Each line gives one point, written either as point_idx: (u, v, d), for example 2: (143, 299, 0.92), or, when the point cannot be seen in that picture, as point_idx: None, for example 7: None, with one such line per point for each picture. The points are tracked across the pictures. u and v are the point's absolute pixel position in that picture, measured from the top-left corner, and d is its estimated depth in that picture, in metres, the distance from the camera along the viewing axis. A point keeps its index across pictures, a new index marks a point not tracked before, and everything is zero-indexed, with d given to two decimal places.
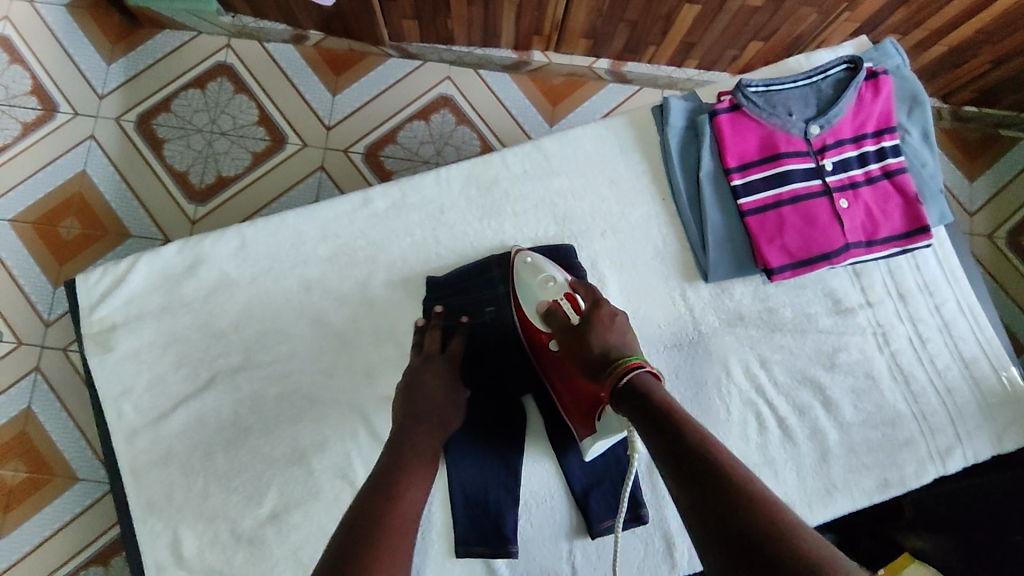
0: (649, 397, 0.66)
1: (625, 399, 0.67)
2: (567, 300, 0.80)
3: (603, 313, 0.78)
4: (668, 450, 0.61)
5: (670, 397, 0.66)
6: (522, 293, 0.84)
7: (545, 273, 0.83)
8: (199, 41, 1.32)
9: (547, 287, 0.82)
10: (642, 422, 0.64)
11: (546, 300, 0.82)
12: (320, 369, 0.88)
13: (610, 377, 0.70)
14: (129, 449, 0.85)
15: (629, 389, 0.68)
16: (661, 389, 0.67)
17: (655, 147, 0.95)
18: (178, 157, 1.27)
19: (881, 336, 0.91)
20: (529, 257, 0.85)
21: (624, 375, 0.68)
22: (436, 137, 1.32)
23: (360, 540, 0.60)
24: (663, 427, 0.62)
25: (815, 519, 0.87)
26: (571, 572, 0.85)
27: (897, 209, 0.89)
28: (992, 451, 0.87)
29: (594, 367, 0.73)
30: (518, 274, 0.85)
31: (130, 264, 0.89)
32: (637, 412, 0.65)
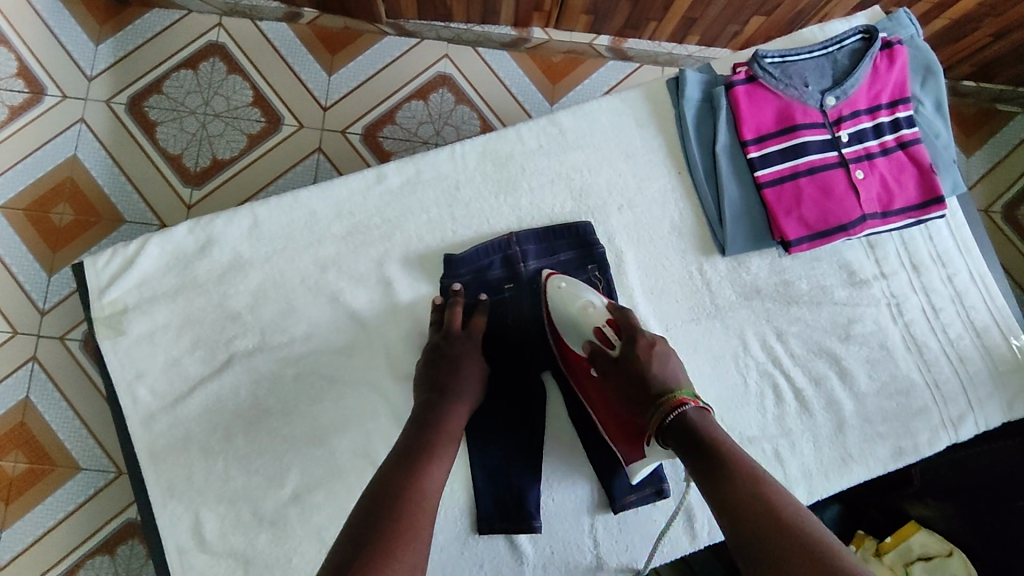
0: (697, 433, 0.69)
1: (673, 433, 0.71)
2: (608, 330, 0.80)
3: (643, 342, 0.78)
4: (714, 481, 0.65)
5: (718, 433, 0.69)
6: (559, 321, 0.83)
7: (582, 299, 0.82)
8: (190, 19, 1.28)
9: (587, 314, 0.81)
10: (690, 456, 0.68)
11: (586, 329, 0.81)
12: (339, 349, 0.87)
13: (657, 414, 0.73)
14: (146, 433, 0.84)
15: (676, 423, 0.71)
16: (709, 423, 0.70)
17: (671, 120, 0.95)
18: (171, 141, 1.24)
19: (895, 307, 0.92)
20: (563, 283, 0.84)
21: (671, 411, 0.72)
22: (435, 117, 1.30)
23: (382, 516, 0.60)
24: (712, 463, 0.66)
25: (831, 488, 0.88)
26: (593, 546, 0.85)
27: (912, 180, 0.89)
28: (1002, 418, 0.89)
29: (643, 397, 0.75)
30: (551, 301, 0.84)
31: (140, 246, 0.87)
32: (685, 447, 0.69)
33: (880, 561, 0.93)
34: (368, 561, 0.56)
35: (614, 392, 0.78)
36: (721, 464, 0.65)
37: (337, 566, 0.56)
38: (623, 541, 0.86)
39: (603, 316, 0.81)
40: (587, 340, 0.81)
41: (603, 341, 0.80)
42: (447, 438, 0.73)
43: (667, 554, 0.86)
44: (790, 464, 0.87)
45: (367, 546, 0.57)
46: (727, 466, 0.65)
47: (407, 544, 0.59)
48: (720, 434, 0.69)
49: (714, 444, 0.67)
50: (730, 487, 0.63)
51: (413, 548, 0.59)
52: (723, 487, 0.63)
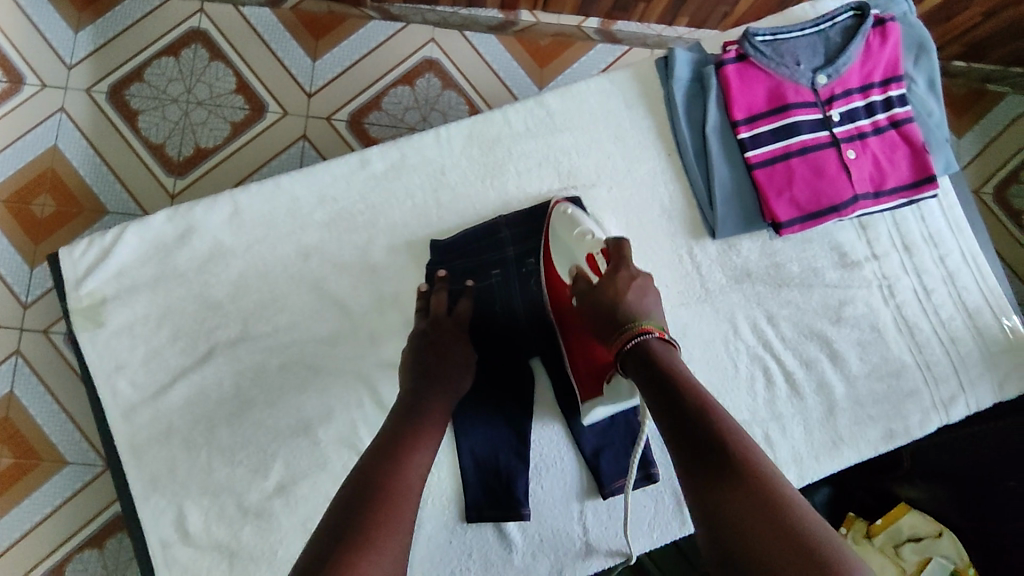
0: (657, 364, 0.64)
1: (632, 361, 0.66)
2: (598, 258, 0.79)
3: (627, 274, 0.75)
4: (669, 418, 0.60)
5: (679, 367, 0.64)
6: (555, 242, 0.83)
7: (581, 228, 0.82)
8: (171, 5, 1.25)
9: (583, 241, 0.81)
10: (647, 387, 0.63)
11: (580, 254, 0.81)
12: (324, 338, 0.85)
13: (620, 338, 0.68)
14: (128, 426, 0.83)
15: (636, 353, 0.66)
16: (672, 357, 0.66)
17: (660, 101, 0.93)
18: (153, 129, 1.21)
19: (887, 289, 0.91)
20: (568, 209, 0.84)
21: (632, 337, 0.67)
22: (421, 102, 1.27)
23: (363, 506, 0.59)
24: (668, 396, 0.61)
25: (821, 471, 0.87)
26: (582, 532, 0.85)
27: (904, 159, 0.88)
28: (993, 398, 0.89)
29: (603, 324, 0.71)
30: (553, 221, 0.85)
31: (117, 235, 0.85)
32: (642, 377, 0.64)
33: (870, 543, 0.93)
34: (346, 552, 0.54)
35: (586, 317, 0.74)
36: (678, 397, 0.61)
37: (313, 558, 0.54)
38: (614, 526, 0.85)
39: (600, 245, 0.80)
40: (577, 264, 0.80)
41: (591, 268, 0.79)
42: (432, 425, 0.71)
43: (657, 539, 0.86)
44: (780, 447, 0.87)
45: (345, 538, 0.56)
46: (684, 400, 0.60)
47: (389, 535, 0.57)
48: (681, 366, 0.64)
49: (672, 376, 0.62)
50: (685, 423, 0.59)
51: (394, 539, 0.57)
52: (680, 424, 0.59)
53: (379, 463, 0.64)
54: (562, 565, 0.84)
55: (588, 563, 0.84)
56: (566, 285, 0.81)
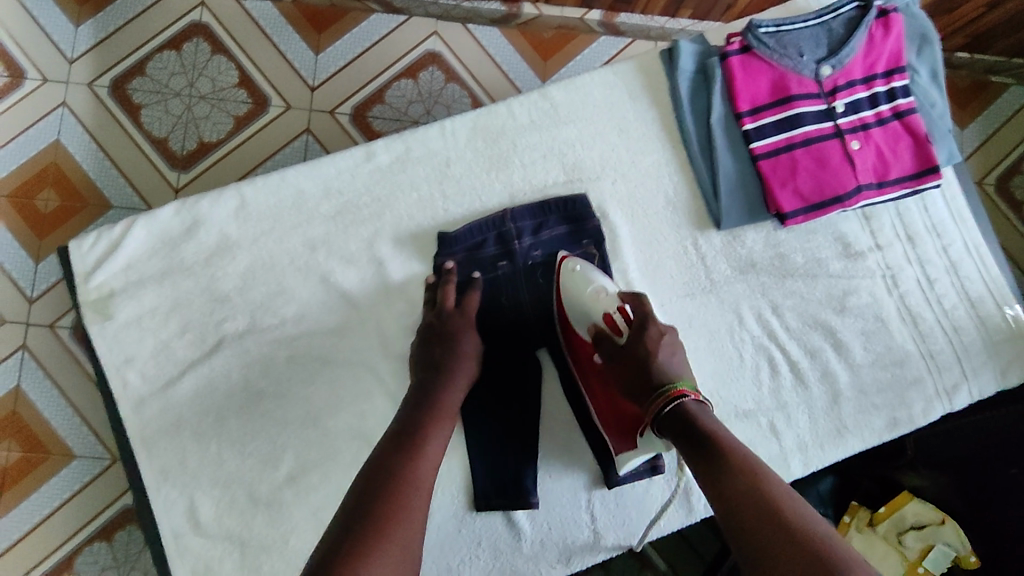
0: (693, 424, 0.69)
1: (668, 422, 0.71)
2: (618, 316, 0.80)
3: (654, 332, 0.78)
4: (708, 471, 0.65)
5: (714, 424, 0.69)
6: (568, 304, 0.82)
7: (594, 285, 0.81)
8: None
9: (598, 299, 0.81)
10: (686, 449, 0.68)
11: (596, 313, 0.80)
12: (331, 330, 0.86)
13: (655, 401, 0.72)
14: (138, 418, 0.83)
15: (672, 415, 0.71)
16: (707, 415, 0.70)
17: (664, 93, 0.93)
18: (157, 123, 1.22)
19: (890, 279, 0.92)
20: (577, 266, 0.83)
21: (669, 401, 0.71)
22: (425, 96, 1.27)
23: (374, 497, 0.60)
24: (706, 455, 0.66)
25: (826, 459, 0.88)
26: (590, 521, 0.86)
27: (907, 150, 0.88)
28: (996, 387, 0.89)
29: (641, 385, 0.74)
30: (564, 281, 0.83)
31: (125, 229, 0.85)
32: (681, 439, 0.69)
33: (873, 531, 0.96)
34: (360, 542, 0.56)
35: (617, 379, 0.78)
36: (714, 454, 0.65)
37: (328, 548, 0.56)
38: (622, 517, 0.86)
39: (615, 302, 0.81)
40: (595, 323, 0.80)
41: (611, 326, 0.79)
42: (443, 417, 0.72)
43: (663, 527, 0.87)
44: (785, 436, 0.88)
45: (358, 528, 0.57)
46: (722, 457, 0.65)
47: (401, 524, 0.58)
48: (716, 425, 0.69)
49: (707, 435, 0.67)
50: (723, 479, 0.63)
51: (406, 529, 0.59)
52: (719, 480, 0.63)
53: (391, 455, 0.65)
54: (570, 554, 0.85)
55: (595, 552, 0.86)
56: (587, 343, 0.82)
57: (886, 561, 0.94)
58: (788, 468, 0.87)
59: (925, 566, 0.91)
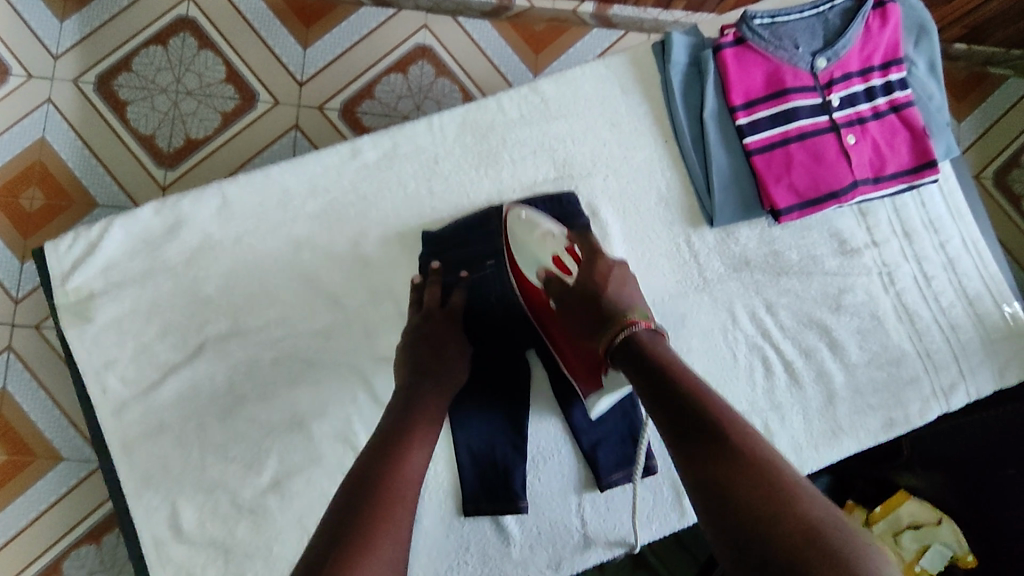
0: (645, 354, 0.64)
1: (621, 354, 0.66)
2: (566, 256, 0.78)
3: (603, 267, 0.76)
4: (658, 401, 0.60)
5: (668, 355, 0.64)
6: (518, 252, 0.81)
7: (541, 229, 0.80)
8: None
9: (546, 242, 0.79)
10: (638, 378, 0.63)
11: (545, 256, 0.78)
12: (317, 332, 0.84)
13: (608, 334, 0.68)
14: (118, 423, 0.81)
15: (624, 345, 0.66)
16: (660, 345, 0.66)
17: (656, 87, 0.91)
18: (143, 121, 1.19)
19: (887, 276, 0.90)
20: (523, 213, 0.82)
21: (621, 331, 0.67)
22: (414, 90, 1.25)
23: (358, 507, 0.57)
24: (659, 382, 0.61)
25: (822, 461, 0.87)
26: (580, 525, 0.84)
27: (904, 144, 0.86)
28: (994, 386, 0.88)
29: (595, 318, 0.71)
30: (511, 229, 0.82)
31: (104, 228, 0.83)
32: (631, 368, 0.64)
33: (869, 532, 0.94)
34: (344, 555, 0.53)
35: (569, 318, 0.74)
36: (667, 384, 0.61)
37: (310, 562, 0.53)
38: (614, 520, 0.84)
39: (563, 245, 0.79)
40: (545, 267, 0.78)
41: (561, 268, 0.77)
42: (426, 421, 0.69)
43: (655, 531, 0.85)
44: (780, 437, 0.86)
45: (342, 540, 0.54)
46: (675, 384, 0.60)
47: (386, 535, 0.56)
48: (671, 355, 0.64)
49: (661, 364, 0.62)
50: (675, 406, 0.59)
51: (392, 541, 0.56)
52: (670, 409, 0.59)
53: (374, 462, 0.63)
54: (560, 558, 0.83)
55: (585, 556, 0.84)
56: (539, 290, 0.79)
57: None
58: None
59: (921, 565, 0.90)
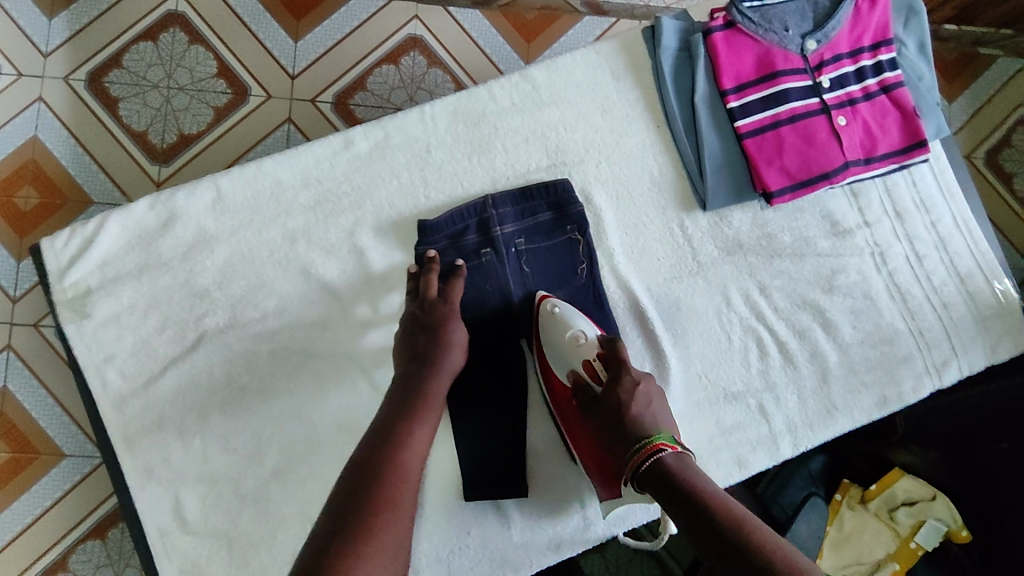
0: (675, 480, 0.65)
1: (649, 481, 0.67)
2: (596, 363, 0.80)
3: (629, 381, 0.76)
4: (696, 530, 0.61)
5: (697, 478, 0.65)
6: (550, 348, 0.83)
7: (573, 329, 0.82)
8: None
9: (577, 346, 0.81)
10: (670, 505, 0.64)
11: (575, 360, 0.81)
12: (313, 323, 0.84)
13: (633, 457, 0.70)
14: (119, 417, 0.82)
15: (652, 470, 0.67)
16: (687, 469, 0.67)
17: (647, 72, 0.92)
18: (135, 117, 1.19)
19: (879, 256, 0.91)
20: (555, 308, 0.83)
21: (647, 457, 0.68)
22: (407, 81, 1.25)
23: (361, 490, 0.58)
24: (692, 509, 0.62)
25: (817, 439, 0.88)
26: (580, 507, 0.85)
27: (895, 124, 0.87)
28: (986, 361, 0.89)
29: (616, 438, 0.73)
30: (543, 324, 0.83)
31: (98, 224, 0.83)
32: (662, 495, 0.65)
33: (865, 509, 0.99)
34: (349, 539, 0.54)
35: (593, 431, 0.77)
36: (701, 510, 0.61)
37: (314, 545, 0.54)
38: (618, 511, 0.85)
39: (593, 348, 0.81)
40: (574, 370, 0.81)
41: (590, 374, 0.80)
42: (427, 409, 0.70)
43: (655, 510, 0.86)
44: (774, 417, 0.87)
45: (346, 524, 0.55)
46: (708, 509, 0.61)
47: (389, 518, 0.57)
48: (700, 477, 0.65)
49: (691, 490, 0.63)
50: (713, 535, 0.59)
51: (396, 522, 0.57)
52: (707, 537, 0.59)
53: (376, 449, 0.64)
54: (561, 539, 0.85)
55: (585, 537, 0.85)
56: (566, 388, 0.83)
57: (877, 538, 0.97)
58: (777, 449, 0.87)
59: (916, 541, 0.95)
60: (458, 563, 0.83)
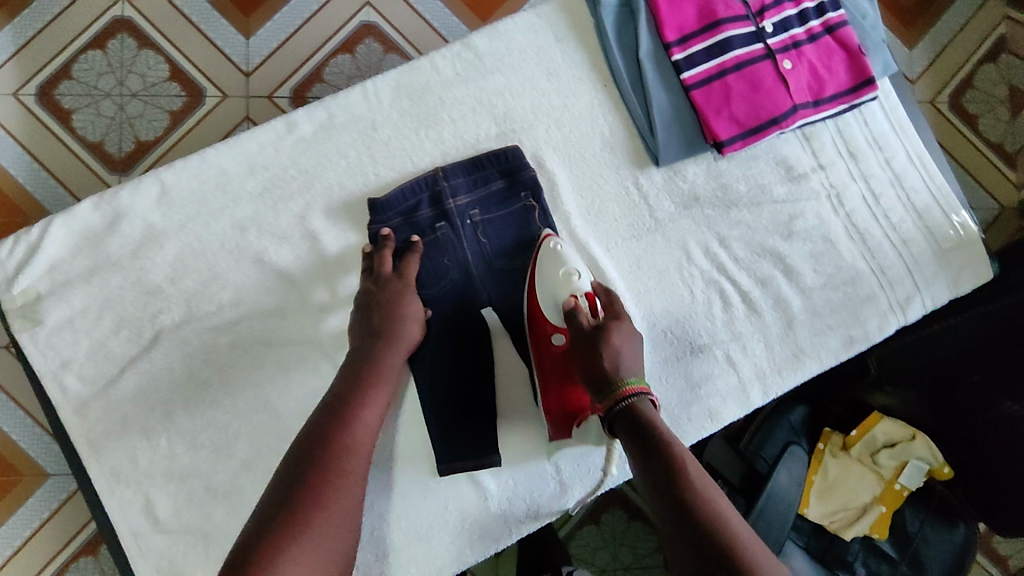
0: (645, 427, 0.66)
1: (621, 423, 0.67)
2: (586, 300, 0.79)
3: (623, 325, 0.76)
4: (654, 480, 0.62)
5: (666, 428, 0.66)
6: (539, 281, 0.80)
7: (567, 267, 0.80)
8: None
9: (569, 281, 0.79)
10: (635, 449, 0.65)
11: (562, 296, 0.79)
12: (271, 311, 0.83)
13: (609, 399, 0.69)
14: (82, 422, 0.81)
15: (625, 414, 0.68)
16: (657, 418, 0.67)
17: (591, 32, 0.91)
18: (90, 128, 1.15)
19: (835, 198, 0.90)
20: (556, 245, 0.81)
21: (624, 399, 0.68)
22: (364, 70, 1.19)
23: (309, 463, 0.62)
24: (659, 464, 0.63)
25: (786, 385, 0.88)
26: (555, 472, 0.85)
27: (842, 64, 0.86)
28: (949, 294, 0.89)
29: (597, 377, 0.71)
30: (541, 258, 0.81)
31: (43, 229, 0.81)
32: (631, 438, 0.66)
33: (848, 455, 0.99)
34: (297, 510, 0.58)
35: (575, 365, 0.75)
36: (665, 467, 0.62)
37: (262, 516, 0.58)
38: (575, 450, 0.84)
39: (585, 287, 0.80)
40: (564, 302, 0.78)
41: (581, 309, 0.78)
42: (380, 380, 0.72)
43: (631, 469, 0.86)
44: (742, 366, 0.87)
45: (294, 497, 0.60)
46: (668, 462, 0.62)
47: (337, 491, 0.61)
48: (666, 427, 0.66)
49: (662, 444, 0.63)
50: (668, 489, 0.61)
51: (344, 494, 0.62)
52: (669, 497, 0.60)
53: (327, 423, 0.67)
54: (538, 506, 0.85)
55: (562, 502, 0.85)
56: (548, 323, 0.79)
57: (862, 482, 0.97)
58: (748, 399, 0.87)
59: (901, 482, 0.97)
60: (438, 538, 0.83)
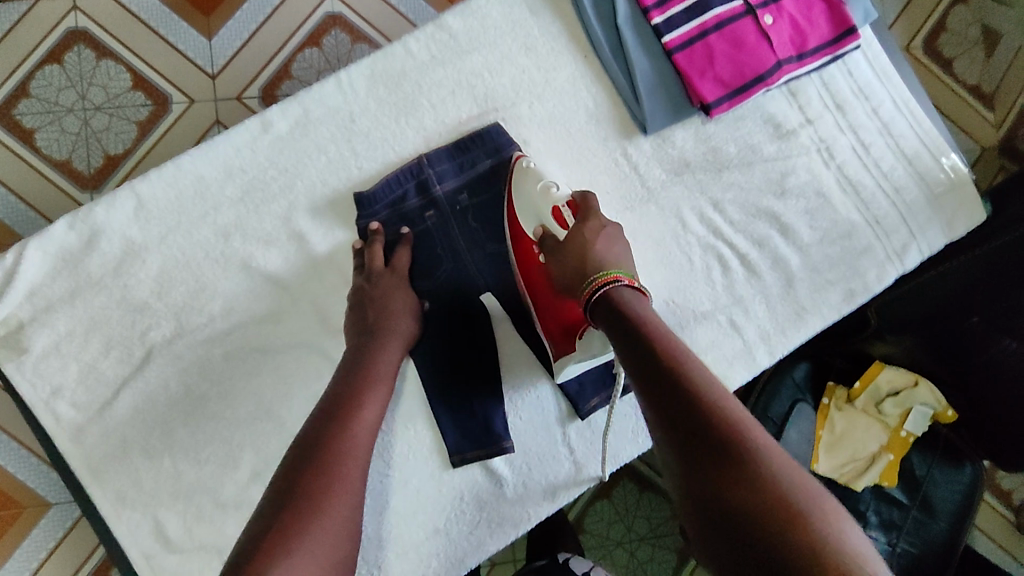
0: (623, 312, 0.65)
1: (601, 311, 0.67)
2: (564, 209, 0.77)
3: (596, 224, 0.75)
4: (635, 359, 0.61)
5: (644, 311, 0.65)
6: (518, 203, 0.80)
7: (544, 182, 0.79)
8: (40, 6, 1.11)
9: (547, 194, 0.78)
10: (614, 332, 0.64)
11: (544, 209, 0.78)
12: (263, 317, 0.81)
13: (587, 291, 0.69)
14: (80, 448, 0.78)
15: (603, 303, 0.67)
16: (637, 302, 0.66)
17: (566, 3, 0.88)
18: (55, 146, 1.11)
19: (826, 151, 0.89)
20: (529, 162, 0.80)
21: (599, 288, 0.68)
22: (333, 63, 1.15)
23: (307, 467, 0.61)
24: (641, 350, 0.61)
25: (791, 344, 0.88)
26: (568, 453, 0.84)
27: (822, 15, 0.85)
28: (945, 240, 0.88)
29: (574, 273, 0.71)
30: (516, 178, 0.80)
31: (17, 255, 0.78)
32: (610, 324, 0.65)
33: (853, 407, 0.98)
34: (294, 517, 0.56)
35: (558, 272, 0.73)
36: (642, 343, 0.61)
37: (261, 522, 0.56)
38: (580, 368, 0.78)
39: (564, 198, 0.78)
40: (543, 222, 0.77)
41: (558, 221, 0.77)
42: (376, 381, 0.71)
43: (642, 443, 0.85)
44: (746, 329, 0.87)
45: (292, 502, 0.58)
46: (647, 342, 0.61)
47: (335, 494, 0.60)
48: (645, 310, 0.65)
49: (640, 327, 0.63)
50: (648, 364, 0.60)
51: (342, 500, 0.60)
52: (651, 377, 0.59)
53: (323, 428, 0.65)
54: (555, 488, 0.84)
55: (580, 482, 0.85)
56: (534, 246, 0.78)
57: (869, 432, 0.97)
58: (754, 361, 0.87)
59: (906, 429, 0.97)
60: (456, 527, 0.82)
